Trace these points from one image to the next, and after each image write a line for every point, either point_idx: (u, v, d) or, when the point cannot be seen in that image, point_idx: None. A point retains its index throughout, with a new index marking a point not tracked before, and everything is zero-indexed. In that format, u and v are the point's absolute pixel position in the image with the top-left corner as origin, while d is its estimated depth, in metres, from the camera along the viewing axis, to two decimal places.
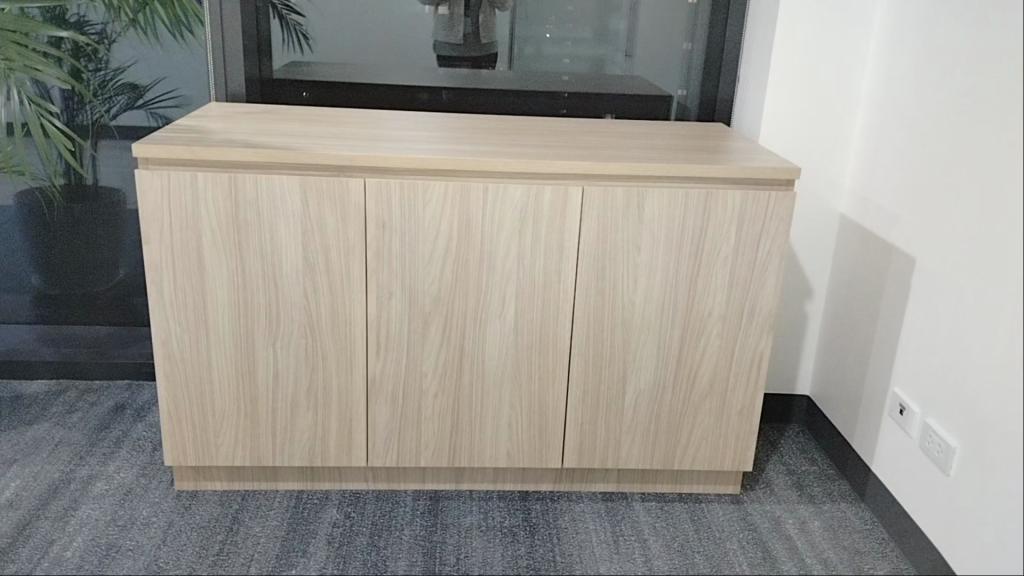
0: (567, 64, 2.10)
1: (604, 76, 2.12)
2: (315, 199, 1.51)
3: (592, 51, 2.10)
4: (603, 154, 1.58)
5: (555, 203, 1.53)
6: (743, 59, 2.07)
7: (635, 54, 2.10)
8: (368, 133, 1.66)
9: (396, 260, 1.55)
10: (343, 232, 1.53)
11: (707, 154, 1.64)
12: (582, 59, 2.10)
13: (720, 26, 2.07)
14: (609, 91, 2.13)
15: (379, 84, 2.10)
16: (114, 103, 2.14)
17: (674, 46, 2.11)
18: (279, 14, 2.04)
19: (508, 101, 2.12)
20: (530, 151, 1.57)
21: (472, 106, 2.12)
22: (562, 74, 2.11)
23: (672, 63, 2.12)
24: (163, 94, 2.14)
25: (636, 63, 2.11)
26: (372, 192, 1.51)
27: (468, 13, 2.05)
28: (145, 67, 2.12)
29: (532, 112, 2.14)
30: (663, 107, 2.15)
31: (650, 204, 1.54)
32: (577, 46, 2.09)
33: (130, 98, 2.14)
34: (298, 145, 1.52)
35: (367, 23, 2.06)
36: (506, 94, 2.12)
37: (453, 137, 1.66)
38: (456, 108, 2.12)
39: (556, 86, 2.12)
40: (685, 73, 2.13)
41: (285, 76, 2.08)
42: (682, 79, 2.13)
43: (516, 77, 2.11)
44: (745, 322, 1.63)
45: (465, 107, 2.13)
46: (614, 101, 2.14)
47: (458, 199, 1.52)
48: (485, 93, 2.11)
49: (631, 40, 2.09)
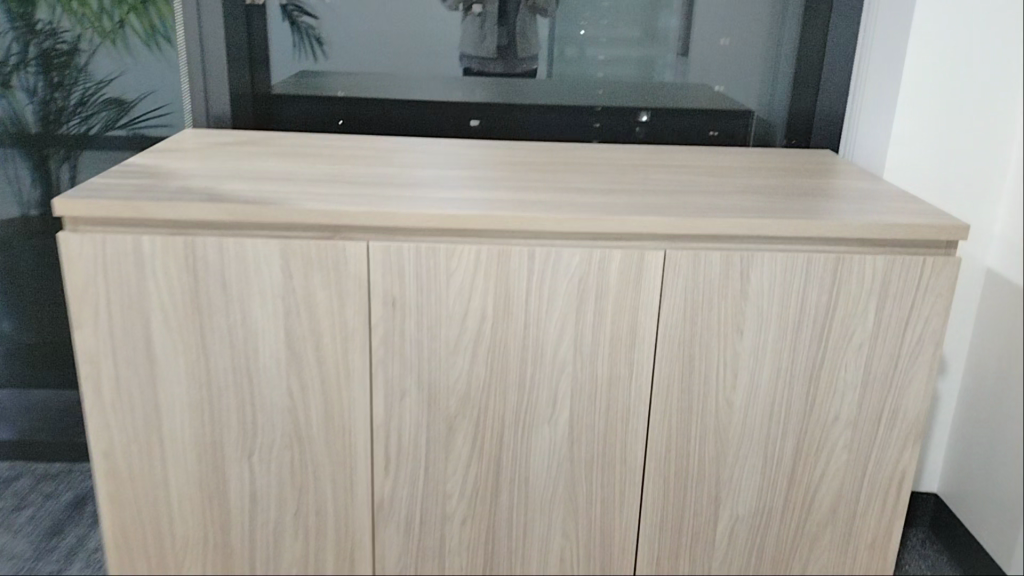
0: (626, 77, 1.69)
1: (670, 90, 1.69)
2: (303, 269, 1.11)
3: (638, 53, 1.67)
4: (688, 206, 1.16)
5: (625, 273, 1.12)
6: (856, 65, 1.62)
7: (705, 63, 1.68)
8: (379, 176, 1.27)
9: (411, 351, 1.16)
10: (339, 314, 1.14)
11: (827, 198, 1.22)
12: (645, 70, 1.68)
13: (819, 29, 1.64)
14: (672, 108, 1.71)
15: (392, 102, 1.69)
16: (94, 121, 1.73)
17: (761, 51, 1.68)
18: (276, 19, 1.64)
19: (547, 120, 1.71)
20: (590, 202, 1.16)
21: (499, 129, 1.71)
22: (608, 89, 1.69)
23: (758, 74, 1.69)
24: (149, 113, 1.73)
25: (709, 74, 1.69)
26: (377, 261, 1.11)
27: (502, 21, 1.65)
28: (125, 80, 1.71)
29: (565, 135, 1.72)
30: (743, 124, 1.72)
31: (757, 276, 1.12)
32: (639, 53, 1.67)
33: (113, 115, 1.73)
34: (277, 197, 1.13)
35: (378, 30, 1.65)
36: (535, 111, 1.70)
37: (490, 180, 1.27)
38: (483, 130, 1.71)
39: (606, 100, 1.70)
40: (771, 87, 1.70)
41: (278, 94, 1.69)
42: (769, 92, 1.70)
43: (553, 92, 1.70)
44: (885, 431, 1.21)
45: (498, 130, 1.72)
46: (675, 121, 1.71)
47: (494, 268, 1.12)
48: (519, 110, 1.70)
49: (699, 43, 1.66)
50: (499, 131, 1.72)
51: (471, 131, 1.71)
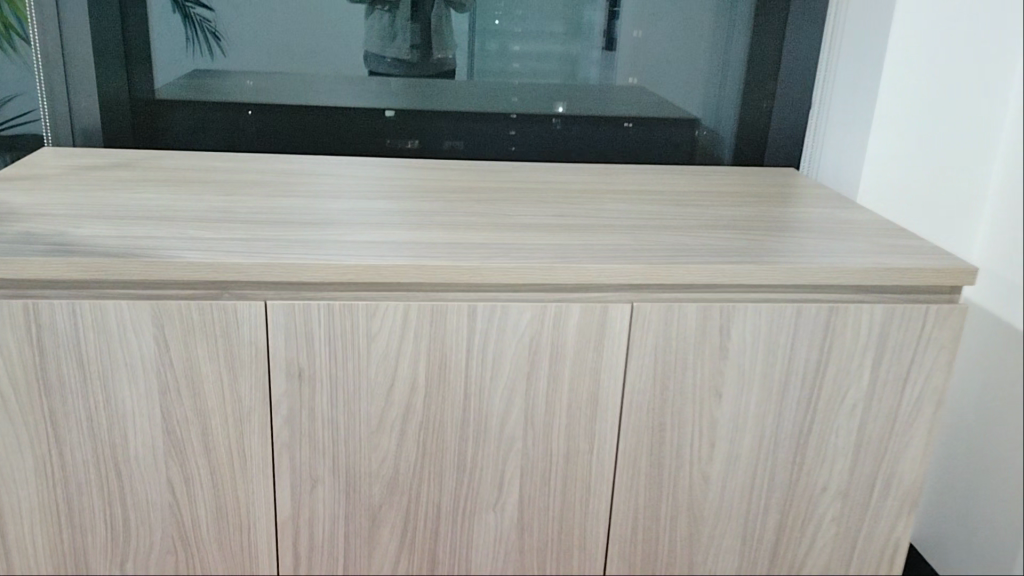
0: (553, 82, 1.46)
1: (603, 98, 1.47)
2: (183, 338, 0.89)
3: (559, 50, 1.44)
4: (655, 248, 0.98)
5: (585, 331, 0.93)
6: (824, 71, 1.43)
7: (644, 67, 1.46)
8: (279, 213, 1.04)
9: (325, 431, 0.94)
10: (230, 391, 0.92)
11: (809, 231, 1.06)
12: (570, 76, 1.46)
13: (777, 27, 1.44)
14: (603, 117, 1.49)
15: (283, 111, 1.43)
16: None
17: (713, 53, 1.47)
18: (162, 8, 1.36)
19: (460, 130, 1.47)
20: (538, 246, 0.97)
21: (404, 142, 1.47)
22: (530, 95, 1.46)
23: (704, 80, 1.48)
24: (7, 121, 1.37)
25: (648, 80, 1.47)
26: (279, 324, 0.90)
27: (413, 17, 1.40)
28: None
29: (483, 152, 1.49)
30: (687, 134, 1.50)
31: (740, 331, 0.95)
32: (568, 55, 1.45)
33: None
34: (147, 248, 0.89)
35: (276, 23, 1.38)
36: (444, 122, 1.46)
37: (415, 216, 1.05)
38: (387, 144, 1.47)
39: (526, 108, 1.47)
40: (718, 90, 1.49)
41: (161, 101, 1.41)
42: (717, 100, 1.49)
43: (468, 98, 1.45)
44: (877, 501, 1.05)
45: (405, 143, 1.47)
46: (609, 133, 1.50)
47: (426, 329, 0.92)
48: (426, 118, 1.46)
49: (626, 37, 1.44)
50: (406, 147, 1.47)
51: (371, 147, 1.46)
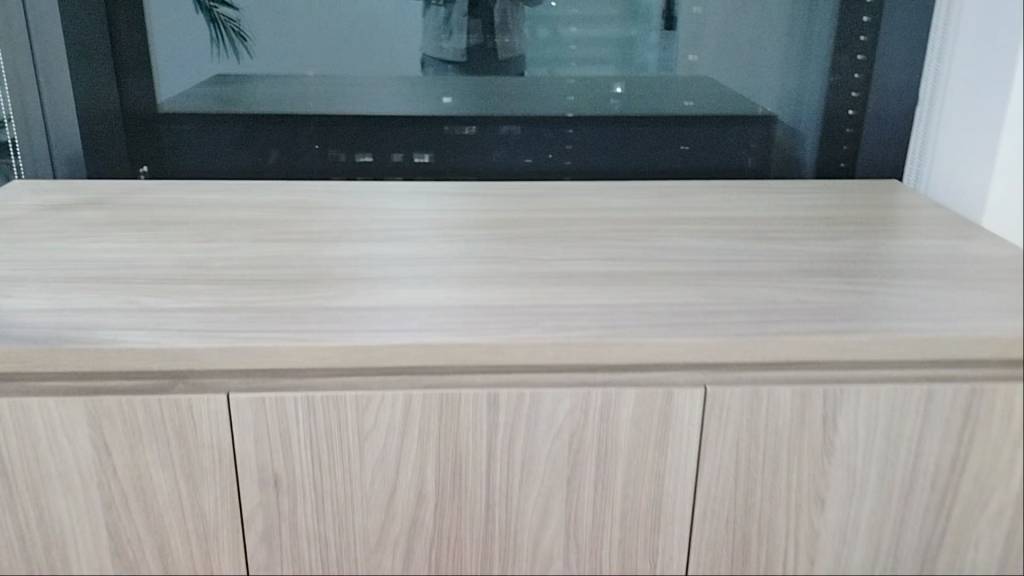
0: (607, 74, 1.17)
1: (662, 92, 1.18)
2: (127, 442, 0.71)
3: (610, 42, 1.15)
4: (735, 313, 0.74)
5: (640, 425, 0.72)
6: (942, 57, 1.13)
7: (719, 49, 1.16)
8: (260, 265, 0.84)
9: (314, 548, 0.76)
10: (191, 504, 0.73)
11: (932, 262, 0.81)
12: (627, 64, 1.16)
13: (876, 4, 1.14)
14: (658, 119, 1.20)
15: (269, 126, 1.18)
16: None
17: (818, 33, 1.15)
18: (171, 12, 1.11)
19: (480, 142, 1.20)
20: (582, 310, 0.75)
21: (414, 157, 1.20)
22: (577, 92, 1.17)
23: (795, 66, 1.17)
24: None
25: (722, 67, 1.17)
26: (246, 424, 0.70)
27: (472, 13, 1.13)
28: None
29: (511, 170, 1.22)
30: (760, 136, 1.21)
31: (852, 419, 0.74)
32: (630, 37, 1.15)
33: None
34: (78, 329, 0.70)
35: (294, 16, 1.12)
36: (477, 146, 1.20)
37: (429, 265, 0.85)
38: (393, 162, 1.20)
39: (560, 112, 1.19)
40: (802, 86, 1.18)
41: (158, 118, 1.16)
42: (807, 91, 1.18)
43: (491, 104, 1.18)
44: None
45: (415, 160, 1.20)
46: (676, 156, 1.22)
47: (438, 427, 0.71)
48: (435, 127, 1.19)
49: (689, 24, 1.14)
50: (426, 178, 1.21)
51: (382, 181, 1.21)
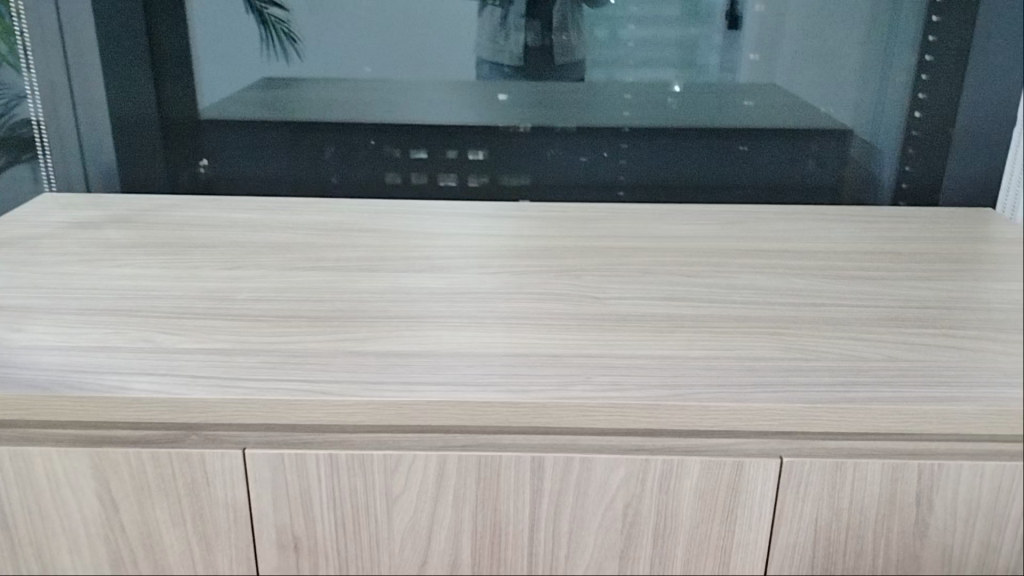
0: (666, 79, 1.03)
1: (725, 100, 1.04)
2: (135, 497, 0.65)
3: (670, 46, 1.01)
4: (819, 372, 0.65)
5: (705, 497, 0.64)
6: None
7: (792, 51, 1.01)
8: (289, 296, 0.77)
9: None
10: (204, 564, 0.68)
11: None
12: (688, 68, 1.02)
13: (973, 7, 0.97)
14: (723, 129, 1.06)
15: (297, 134, 1.08)
16: None
17: (911, 32, 0.99)
18: (208, 15, 1.01)
19: (520, 153, 1.08)
20: (643, 365, 0.66)
21: (448, 169, 1.09)
22: (633, 98, 1.05)
23: (879, 71, 1.01)
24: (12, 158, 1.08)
25: (796, 77, 1.02)
26: (266, 484, 0.64)
27: (531, 12, 1.00)
28: None
29: (554, 185, 1.10)
30: (838, 151, 1.06)
31: (949, 501, 0.64)
32: (691, 38, 1.01)
33: None
34: (84, 373, 0.64)
35: (337, 13, 1.01)
36: (527, 144, 1.08)
37: (471, 300, 0.77)
38: (426, 175, 1.09)
39: (610, 121, 1.06)
40: (886, 98, 1.03)
41: (196, 127, 1.07)
42: (891, 102, 1.03)
43: (534, 113, 1.06)
44: None
45: (449, 172, 1.09)
46: (754, 156, 1.07)
47: (476, 495, 0.64)
48: (470, 135, 1.07)
49: (754, 28, 1.00)
50: (481, 180, 1.09)
51: (434, 183, 1.10)
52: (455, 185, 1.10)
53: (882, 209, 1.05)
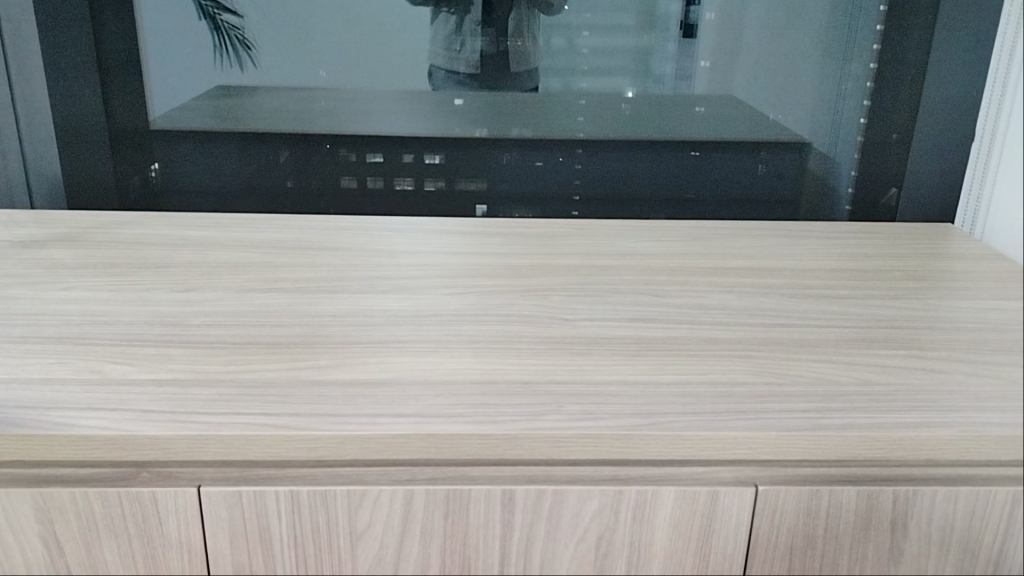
0: (621, 87, 1.01)
1: (681, 110, 1.02)
2: (83, 538, 0.62)
3: (626, 58, 0.99)
4: (793, 398, 0.64)
5: (680, 527, 0.63)
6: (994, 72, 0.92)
7: (749, 60, 0.99)
8: (247, 319, 0.74)
9: None
10: None
11: (1013, 347, 0.66)
12: (644, 79, 1.00)
13: (929, 24, 0.97)
14: (681, 138, 1.05)
15: (249, 143, 1.04)
16: None
17: (868, 41, 0.98)
18: (158, 22, 0.97)
19: (476, 160, 1.06)
20: (615, 393, 0.64)
21: (403, 179, 1.07)
22: (590, 107, 1.02)
23: (835, 81, 1.00)
24: None
25: (754, 90, 1.00)
26: (224, 522, 0.61)
27: (487, 20, 0.98)
28: None
29: (511, 195, 1.08)
30: (795, 164, 1.05)
31: (921, 526, 0.64)
32: (647, 47, 0.99)
33: None
34: (26, 409, 0.60)
35: (288, 18, 0.97)
36: (483, 148, 1.05)
37: (437, 323, 0.75)
38: (381, 184, 1.07)
39: (567, 131, 1.04)
40: (845, 113, 1.02)
41: (149, 137, 1.03)
42: (847, 116, 1.02)
43: (490, 122, 1.04)
44: None
45: (405, 183, 1.07)
46: (711, 162, 1.06)
47: (444, 529, 0.62)
48: (426, 143, 1.05)
49: (711, 40, 0.98)
50: (437, 185, 1.07)
51: (391, 187, 1.07)
52: (412, 188, 1.07)
53: (841, 224, 1.05)
